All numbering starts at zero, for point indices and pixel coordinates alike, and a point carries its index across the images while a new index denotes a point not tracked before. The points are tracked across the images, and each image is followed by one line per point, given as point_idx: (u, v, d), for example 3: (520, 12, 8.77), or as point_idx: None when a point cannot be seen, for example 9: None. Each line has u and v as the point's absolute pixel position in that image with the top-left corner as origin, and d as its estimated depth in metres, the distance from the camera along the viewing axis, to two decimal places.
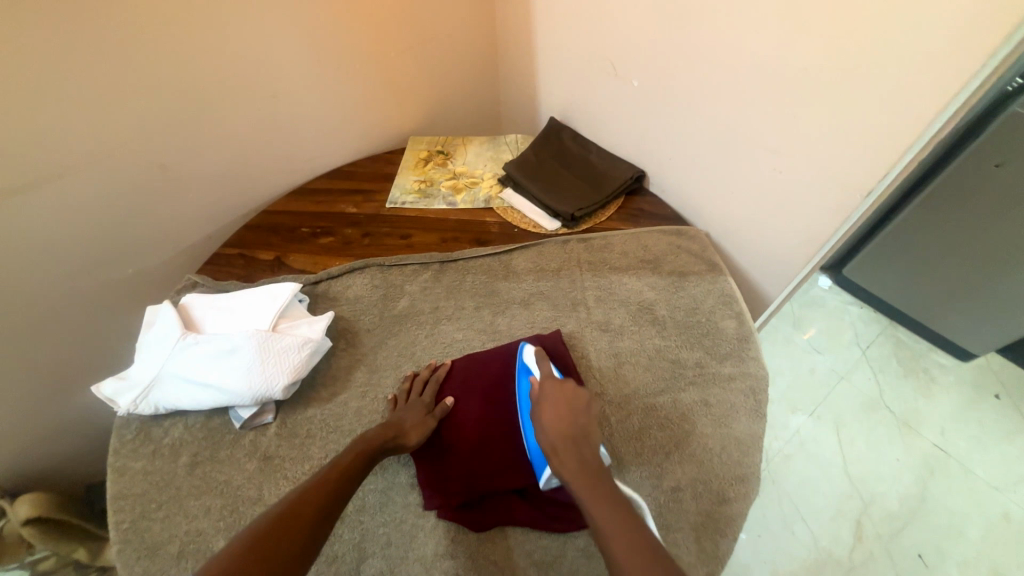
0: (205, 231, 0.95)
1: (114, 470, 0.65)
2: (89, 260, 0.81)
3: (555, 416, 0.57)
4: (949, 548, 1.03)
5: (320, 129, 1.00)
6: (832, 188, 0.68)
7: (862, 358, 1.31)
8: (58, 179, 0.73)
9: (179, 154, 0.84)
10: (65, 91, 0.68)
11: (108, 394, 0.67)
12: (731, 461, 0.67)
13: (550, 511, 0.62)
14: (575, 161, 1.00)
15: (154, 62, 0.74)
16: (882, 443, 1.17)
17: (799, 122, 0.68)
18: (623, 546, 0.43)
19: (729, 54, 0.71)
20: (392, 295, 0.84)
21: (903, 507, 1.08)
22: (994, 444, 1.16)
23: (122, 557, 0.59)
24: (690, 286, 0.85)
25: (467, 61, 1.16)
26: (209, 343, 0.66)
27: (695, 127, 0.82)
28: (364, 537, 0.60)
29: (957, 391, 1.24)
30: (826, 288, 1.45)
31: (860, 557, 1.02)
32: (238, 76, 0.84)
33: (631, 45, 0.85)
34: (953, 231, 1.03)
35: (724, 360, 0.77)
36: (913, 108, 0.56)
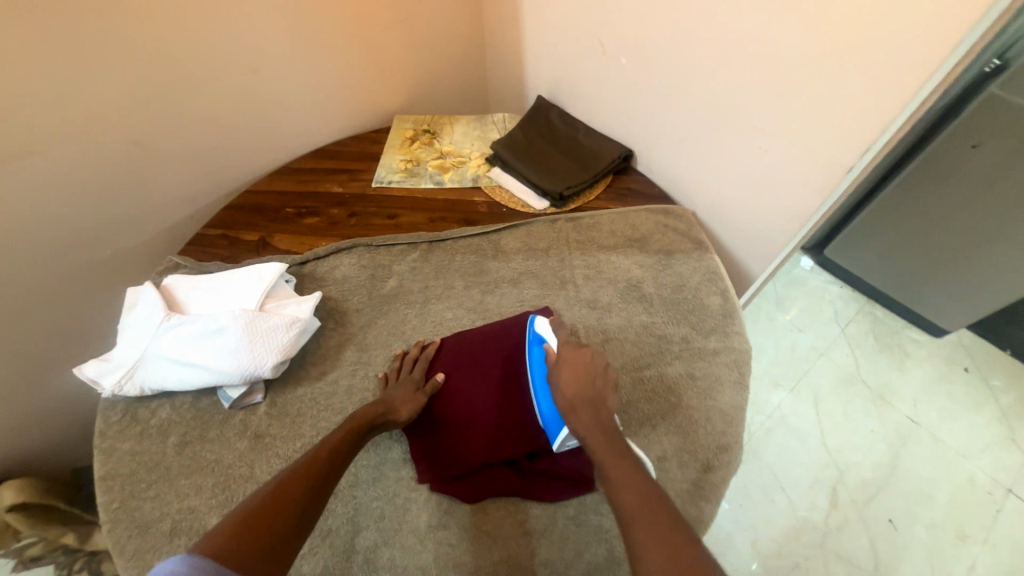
0: (186, 212, 0.93)
1: (100, 452, 0.64)
2: (65, 241, 0.79)
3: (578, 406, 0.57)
4: (917, 512, 1.09)
5: (302, 107, 0.98)
6: (815, 166, 0.69)
7: (841, 335, 1.35)
8: (29, 158, 0.70)
9: (154, 132, 0.81)
10: (32, 65, 0.65)
11: (90, 376, 0.65)
12: (715, 431, 0.69)
13: (542, 481, 0.64)
14: (563, 140, 0.99)
15: (125, 36, 0.71)
16: (858, 416, 1.21)
17: (785, 99, 0.68)
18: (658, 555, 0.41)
19: (716, 30, 0.71)
20: (381, 275, 0.84)
21: (876, 475, 1.13)
22: (961, 415, 1.22)
23: (114, 536, 0.59)
24: (677, 263, 0.86)
25: (452, 37, 1.13)
26: (194, 324, 0.65)
27: (683, 106, 0.82)
28: (358, 511, 0.61)
29: (930, 366, 1.29)
30: (807, 268, 1.48)
31: (835, 523, 1.07)
32: (215, 51, 0.81)
33: (619, 20, 0.84)
34: (931, 212, 1.05)
35: (709, 335, 0.78)
36: (894, 86, 0.57)
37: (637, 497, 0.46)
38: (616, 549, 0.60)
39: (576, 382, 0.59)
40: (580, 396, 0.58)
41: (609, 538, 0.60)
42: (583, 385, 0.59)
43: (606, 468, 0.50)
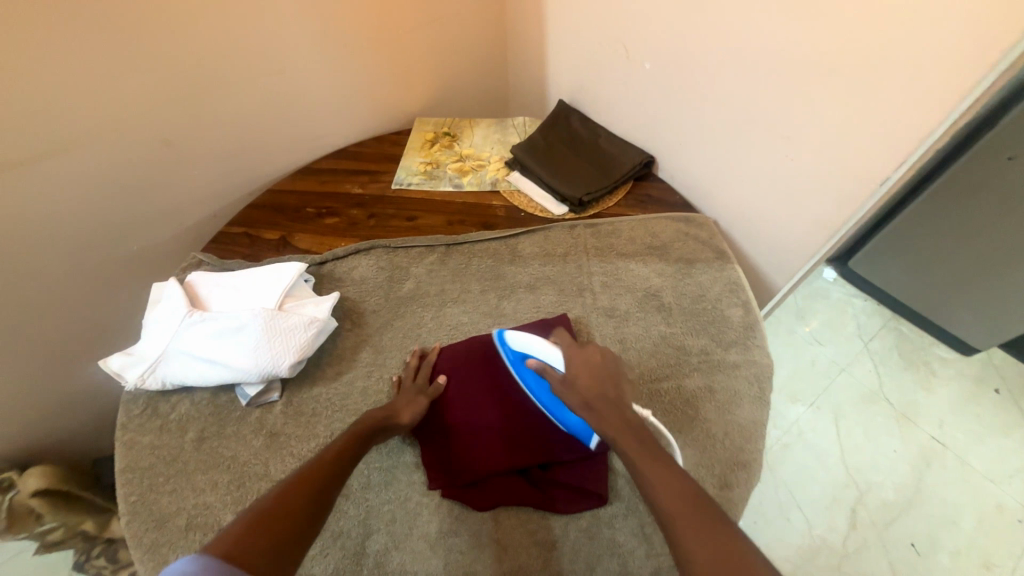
0: (210, 210, 0.95)
1: (121, 444, 0.66)
2: (94, 236, 0.81)
3: (592, 394, 0.57)
4: (941, 537, 1.04)
5: (325, 109, 0.99)
6: (844, 177, 0.67)
7: (863, 350, 1.31)
8: (62, 154, 0.72)
9: (182, 131, 0.83)
10: (67, 64, 0.67)
11: (114, 369, 0.67)
12: (733, 447, 0.67)
13: (554, 492, 0.63)
14: (584, 145, 0.98)
15: (155, 36, 0.73)
16: (880, 434, 1.18)
17: (814, 108, 0.66)
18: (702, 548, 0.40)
19: (744, 37, 0.70)
20: (397, 277, 0.84)
21: (898, 497, 1.09)
22: (991, 438, 1.17)
23: (131, 528, 0.60)
24: (696, 273, 0.84)
25: (474, 40, 1.13)
26: (214, 321, 0.66)
27: (706, 113, 0.80)
28: (370, 514, 0.61)
29: (957, 385, 1.25)
30: (830, 280, 1.44)
31: (853, 545, 1.04)
32: (242, 52, 0.82)
33: (643, 26, 0.83)
34: (962, 225, 1.02)
35: (728, 348, 0.76)
36: (932, 96, 0.55)
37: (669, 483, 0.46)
38: (629, 565, 0.58)
39: (591, 379, 0.58)
40: (595, 394, 0.57)
41: (622, 552, 0.59)
42: (597, 382, 0.58)
43: (639, 463, 0.49)
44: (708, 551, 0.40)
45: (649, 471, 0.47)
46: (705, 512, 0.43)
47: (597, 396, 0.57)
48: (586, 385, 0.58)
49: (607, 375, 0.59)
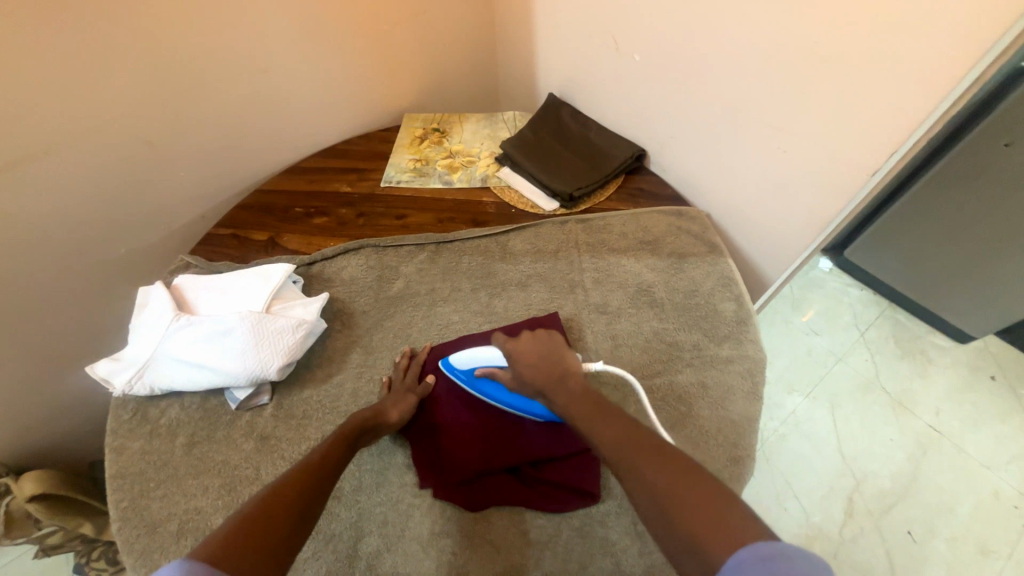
0: (198, 211, 0.93)
1: (111, 450, 0.65)
2: (80, 240, 0.80)
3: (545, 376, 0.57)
4: (937, 524, 1.05)
5: (313, 107, 0.97)
6: (838, 168, 0.66)
7: (859, 339, 1.30)
8: (44, 158, 0.71)
9: (167, 132, 0.81)
10: (46, 66, 0.66)
11: (102, 375, 0.66)
12: (727, 443, 0.67)
13: (546, 491, 0.63)
14: (574, 139, 0.97)
15: (136, 35, 0.71)
16: (876, 423, 1.18)
17: (807, 99, 0.65)
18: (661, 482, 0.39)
19: (735, 27, 0.68)
20: (387, 276, 0.83)
21: (894, 485, 1.10)
22: (986, 425, 1.17)
23: (123, 534, 0.60)
24: (689, 268, 0.84)
25: (463, 33, 1.11)
26: (201, 325, 0.66)
27: (698, 105, 0.79)
28: (362, 516, 0.61)
29: (954, 373, 1.25)
30: (826, 270, 1.43)
31: (850, 534, 1.04)
32: (226, 51, 0.81)
33: (633, 16, 0.81)
34: (960, 213, 1.01)
35: (721, 343, 0.76)
36: (927, 83, 0.54)
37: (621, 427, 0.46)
38: (623, 563, 0.59)
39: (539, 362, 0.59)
40: (545, 372, 0.57)
41: (615, 550, 0.59)
42: (545, 362, 0.58)
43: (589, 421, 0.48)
44: (665, 484, 0.39)
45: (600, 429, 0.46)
46: (658, 452, 0.42)
47: (546, 375, 0.57)
48: (537, 367, 0.58)
49: (551, 353, 0.59)
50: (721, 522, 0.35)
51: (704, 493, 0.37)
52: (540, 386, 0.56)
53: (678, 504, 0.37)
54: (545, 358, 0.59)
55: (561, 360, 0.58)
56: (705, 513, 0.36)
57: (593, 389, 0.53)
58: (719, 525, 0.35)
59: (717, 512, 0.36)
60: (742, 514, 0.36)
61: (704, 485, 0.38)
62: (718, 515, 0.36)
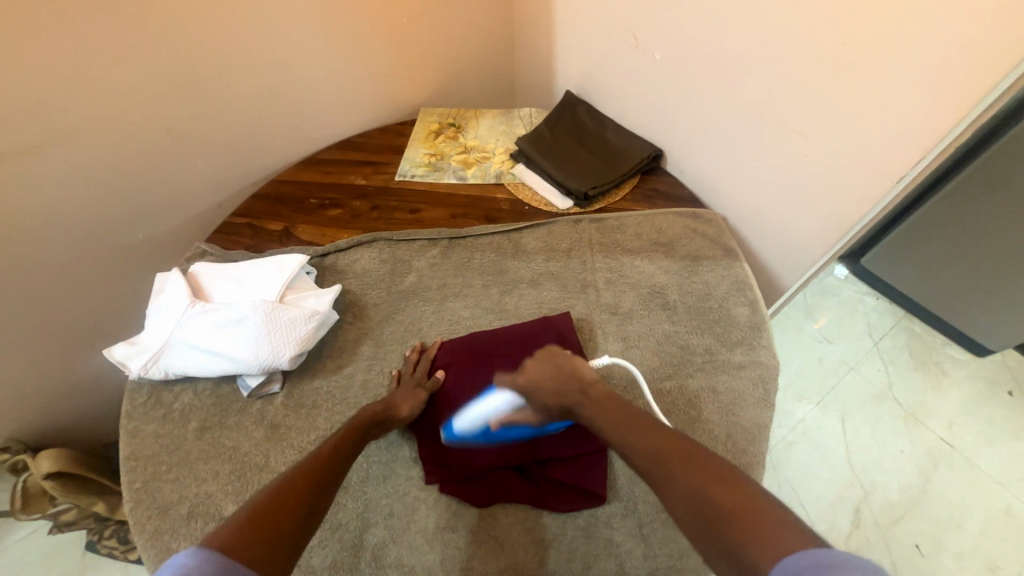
0: (214, 199, 0.94)
1: (126, 432, 0.67)
2: (100, 224, 0.81)
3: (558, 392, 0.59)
4: (946, 539, 1.03)
5: (330, 98, 0.98)
6: (861, 174, 0.65)
7: (873, 349, 1.28)
8: (67, 142, 0.72)
9: (186, 120, 0.82)
10: (70, 51, 0.67)
11: (119, 359, 0.67)
12: (735, 449, 0.67)
13: (551, 489, 0.63)
14: (590, 138, 0.96)
15: (155, 21, 0.72)
16: (888, 435, 1.16)
17: (829, 103, 0.64)
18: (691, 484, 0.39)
19: (758, 26, 0.67)
20: (400, 270, 0.84)
21: (904, 498, 1.08)
22: (1002, 440, 1.14)
23: (135, 515, 0.61)
24: (703, 271, 0.83)
25: (481, 28, 1.10)
26: (216, 313, 0.66)
27: (718, 105, 0.78)
28: (368, 507, 0.62)
29: (969, 386, 1.22)
30: (841, 277, 1.41)
31: (856, 545, 1.03)
32: (245, 41, 0.81)
33: (653, 14, 0.80)
34: (982, 223, 0.98)
35: (734, 348, 0.75)
36: (957, 88, 0.52)
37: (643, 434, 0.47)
38: (627, 565, 0.58)
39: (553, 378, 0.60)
40: (563, 385, 0.59)
41: (620, 552, 0.59)
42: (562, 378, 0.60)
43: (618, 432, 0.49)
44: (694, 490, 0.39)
45: (628, 438, 0.47)
46: (686, 456, 0.42)
47: (565, 387, 0.59)
48: (552, 382, 0.60)
49: (564, 365, 0.61)
50: (756, 519, 0.35)
51: (733, 491, 0.37)
52: (561, 401, 0.58)
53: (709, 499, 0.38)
54: (564, 370, 0.61)
55: (579, 372, 0.60)
56: (737, 510, 0.36)
57: (618, 398, 0.55)
58: (751, 523, 0.35)
59: (748, 509, 0.36)
60: (775, 512, 0.35)
61: (735, 482, 0.38)
62: (750, 511, 0.35)
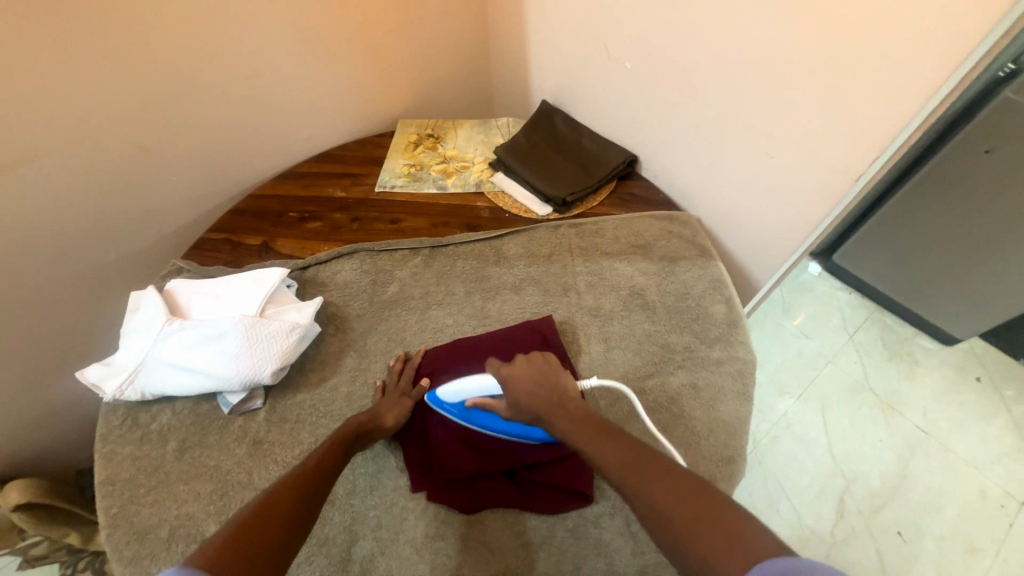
0: (191, 215, 0.93)
1: (101, 455, 0.65)
2: (71, 244, 0.79)
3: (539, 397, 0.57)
4: (926, 523, 1.06)
5: (307, 112, 0.98)
6: (824, 172, 0.68)
7: (849, 342, 1.32)
8: (37, 161, 0.71)
9: (161, 136, 0.82)
10: (39, 68, 0.66)
11: (92, 381, 0.65)
12: (718, 443, 0.68)
13: (540, 493, 0.63)
14: (567, 145, 0.98)
15: (128, 36, 0.71)
16: (866, 424, 1.19)
17: (791, 106, 0.67)
18: (667, 502, 0.40)
19: (722, 35, 0.70)
20: (381, 280, 0.84)
21: (884, 485, 1.11)
22: (973, 425, 1.19)
23: (112, 541, 0.59)
24: (680, 271, 0.85)
25: (457, 40, 1.12)
26: (194, 330, 0.65)
27: (688, 110, 0.81)
28: (355, 520, 0.61)
29: (940, 374, 1.27)
30: (815, 274, 1.46)
31: (841, 534, 1.05)
32: (221, 57, 0.82)
33: (623, 25, 0.83)
34: (943, 216, 1.03)
35: (712, 345, 0.77)
36: (907, 90, 0.56)
37: (617, 450, 0.47)
38: (616, 564, 0.59)
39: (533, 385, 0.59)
40: (544, 392, 0.58)
41: (609, 551, 0.60)
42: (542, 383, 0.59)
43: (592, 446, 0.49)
44: (671, 506, 0.39)
45: (601, 450, 0.48)
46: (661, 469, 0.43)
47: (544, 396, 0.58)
48: (535, 387, 0.59)
49: (548, 373, 0.60)
50: (730, 530, 0.36)
51: (707, 504, 0.38)
52: (538, 414, 0.57)
53: (686, 517, 0.38)
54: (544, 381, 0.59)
55: (560, 384, 0.59)
56: (713, 524, 0.37)
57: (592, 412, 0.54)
58: (725, 533, 0.36)
59: (721, 518, 0.37)
60: (748, 519, 0.36)
61: (707, 493, 0.39)
62: (724, 521, 0.37)
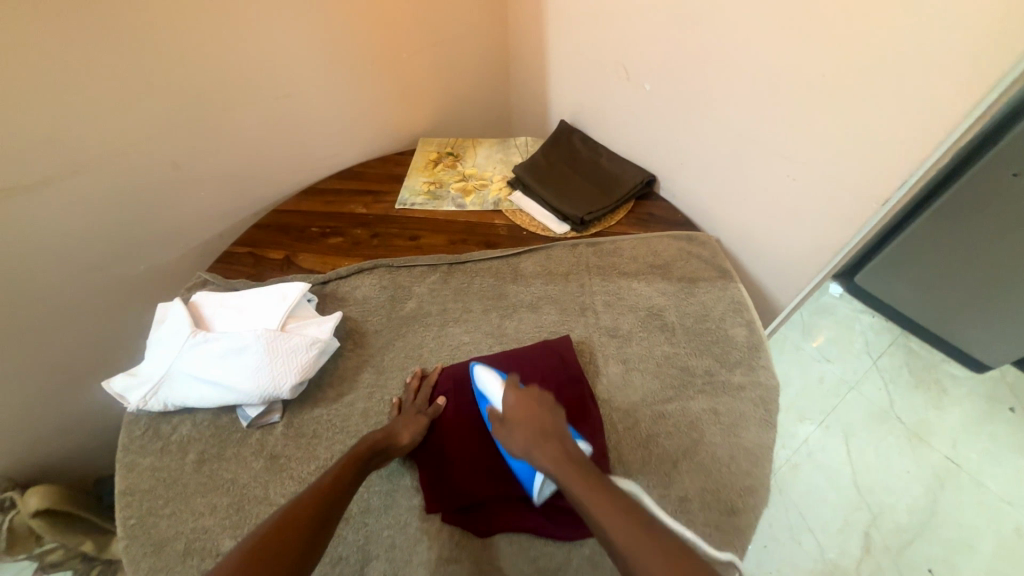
0: (217, 229, 0.96)
1: (122, 465, 0.66)
2: (102, 256, 0.82)
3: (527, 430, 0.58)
4: (958, 562, 1.01)
5: (332, 130, 1.01)
6: (846, 196, 0.67)
7: (872, 367, 1.29)
8: (73, 177, 0.74)
9: (192, 153, 0.85)
10: (80, 91, 0.70)
11: (117, 391, 0.67)
12: (739, 472, 0.66)
13: (558, 518, 0.62)
14: (585, 165, 0.99)
15: (166, 60, 0.75)
16: (891, 454, 1.15)
17: (811, 129, 0.67)
18: (656, 566, 0.43)
19: (740, 60, 0.71)
20: (399, 296, 0.84)
21: (912, 520, 1.06)
22: (1007, 458, 1.13)
23: (129, 553, 0.59)
24: (700, 292, 0.84)
25: (477, 61, 1.15)
26: (217, 342, 0.67)
27: (707, 132, 0.81)
28: (368, 539, 0.60)
29: (970, 404, 1.22)
30: (836, 296, 1.43)
31: (867, 570, 1.01)
32: (251, 78, 0.85)
33: (641, 50, 0.85)
34: (967, 239, 1.01)
35: (733, 368, 0.76)
36: (931, 117, 0.55)
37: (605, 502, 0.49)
38: None
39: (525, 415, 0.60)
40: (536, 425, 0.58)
41: None
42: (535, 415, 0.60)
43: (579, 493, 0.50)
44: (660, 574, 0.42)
45: (593, 503, 0.49)
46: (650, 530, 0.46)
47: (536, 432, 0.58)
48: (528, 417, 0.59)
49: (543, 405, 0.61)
50: None
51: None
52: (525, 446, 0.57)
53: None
54: (538, 420, 0.59)
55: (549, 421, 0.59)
56: None
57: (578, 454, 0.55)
58: None
59: None
60: None
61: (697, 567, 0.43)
62: None
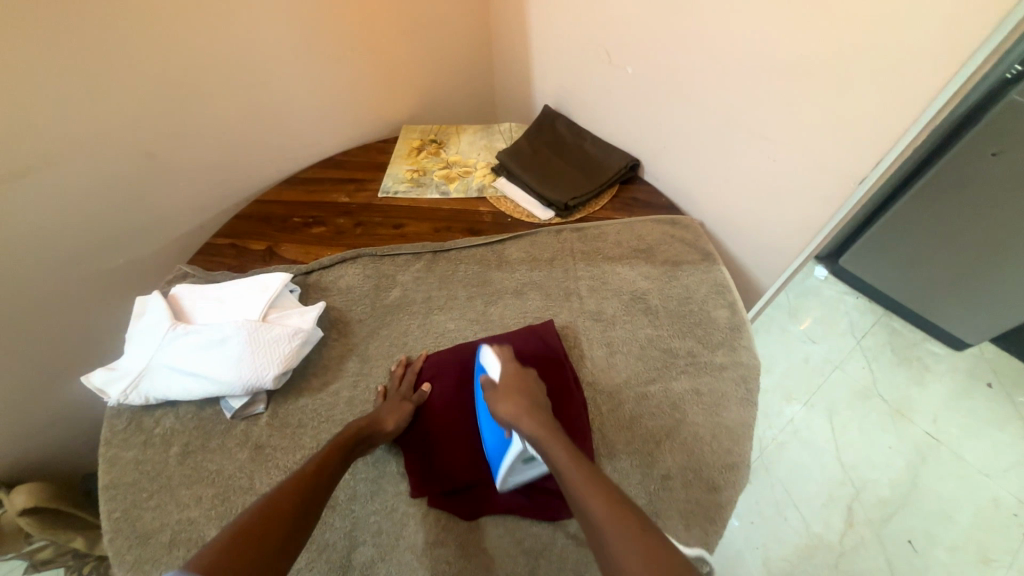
0: (197, 221, 0.94)
1: (104, 459, 0.65)
2: (79, 250, 0.80)
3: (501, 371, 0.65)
4: (938, 532, 1.04)
5: (312, 119, 0.99)
6: (827, 177, 0.68)
7: (856, 347, 1.31)
8: (45, 170, 0.72)
9: (168, 144, 0.83)
10: (50, 79, 0.67)
11: (97, 385, 0.66)
12: (722, 449, 0.67)
13: (543, 499, 0.63)
14: (569, 150, 0.99)
15: (137, 47, 0.73)
16: (874, 431, 1.17)
17: (793, 109, 0.67)
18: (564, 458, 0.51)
19: (724, 40, 0.70)
20: (383, 285, 0.84)
21: (894, 493, 1.09)
22: (984, 432, 1.17)
23: (114, 546, 0.59)
24: (683, 275, 0.84)
25: (460, 46, 1.13)
26: (198, 335, 0.66)
27: (691, 115, 0.81)
28: (356, 525, 0.61)
29: (950, 380, 1.25)
30: (821, 278, 1.44)
31: (850, 543, 1.03)
32: (228, 66, 0.83)
33: (625, 31, 0.83)
34: (950, 220, 1.02)
35: (716, 349, 0.77)
36: (909, 95, 0.55)
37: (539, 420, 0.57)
38: None
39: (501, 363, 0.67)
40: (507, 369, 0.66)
41: None
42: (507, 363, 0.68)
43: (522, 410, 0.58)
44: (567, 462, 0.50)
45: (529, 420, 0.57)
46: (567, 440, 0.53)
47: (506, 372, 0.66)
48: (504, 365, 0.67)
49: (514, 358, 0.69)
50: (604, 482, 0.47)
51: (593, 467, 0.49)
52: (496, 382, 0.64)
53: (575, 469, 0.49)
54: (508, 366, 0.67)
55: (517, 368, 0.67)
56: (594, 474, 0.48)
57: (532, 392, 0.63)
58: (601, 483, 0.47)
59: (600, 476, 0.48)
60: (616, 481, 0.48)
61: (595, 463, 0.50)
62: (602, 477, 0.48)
